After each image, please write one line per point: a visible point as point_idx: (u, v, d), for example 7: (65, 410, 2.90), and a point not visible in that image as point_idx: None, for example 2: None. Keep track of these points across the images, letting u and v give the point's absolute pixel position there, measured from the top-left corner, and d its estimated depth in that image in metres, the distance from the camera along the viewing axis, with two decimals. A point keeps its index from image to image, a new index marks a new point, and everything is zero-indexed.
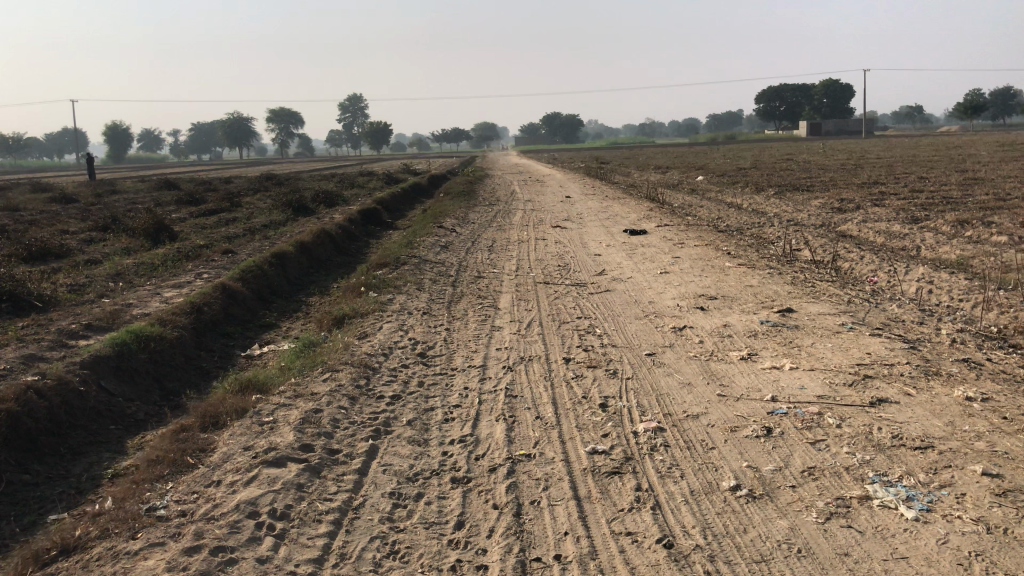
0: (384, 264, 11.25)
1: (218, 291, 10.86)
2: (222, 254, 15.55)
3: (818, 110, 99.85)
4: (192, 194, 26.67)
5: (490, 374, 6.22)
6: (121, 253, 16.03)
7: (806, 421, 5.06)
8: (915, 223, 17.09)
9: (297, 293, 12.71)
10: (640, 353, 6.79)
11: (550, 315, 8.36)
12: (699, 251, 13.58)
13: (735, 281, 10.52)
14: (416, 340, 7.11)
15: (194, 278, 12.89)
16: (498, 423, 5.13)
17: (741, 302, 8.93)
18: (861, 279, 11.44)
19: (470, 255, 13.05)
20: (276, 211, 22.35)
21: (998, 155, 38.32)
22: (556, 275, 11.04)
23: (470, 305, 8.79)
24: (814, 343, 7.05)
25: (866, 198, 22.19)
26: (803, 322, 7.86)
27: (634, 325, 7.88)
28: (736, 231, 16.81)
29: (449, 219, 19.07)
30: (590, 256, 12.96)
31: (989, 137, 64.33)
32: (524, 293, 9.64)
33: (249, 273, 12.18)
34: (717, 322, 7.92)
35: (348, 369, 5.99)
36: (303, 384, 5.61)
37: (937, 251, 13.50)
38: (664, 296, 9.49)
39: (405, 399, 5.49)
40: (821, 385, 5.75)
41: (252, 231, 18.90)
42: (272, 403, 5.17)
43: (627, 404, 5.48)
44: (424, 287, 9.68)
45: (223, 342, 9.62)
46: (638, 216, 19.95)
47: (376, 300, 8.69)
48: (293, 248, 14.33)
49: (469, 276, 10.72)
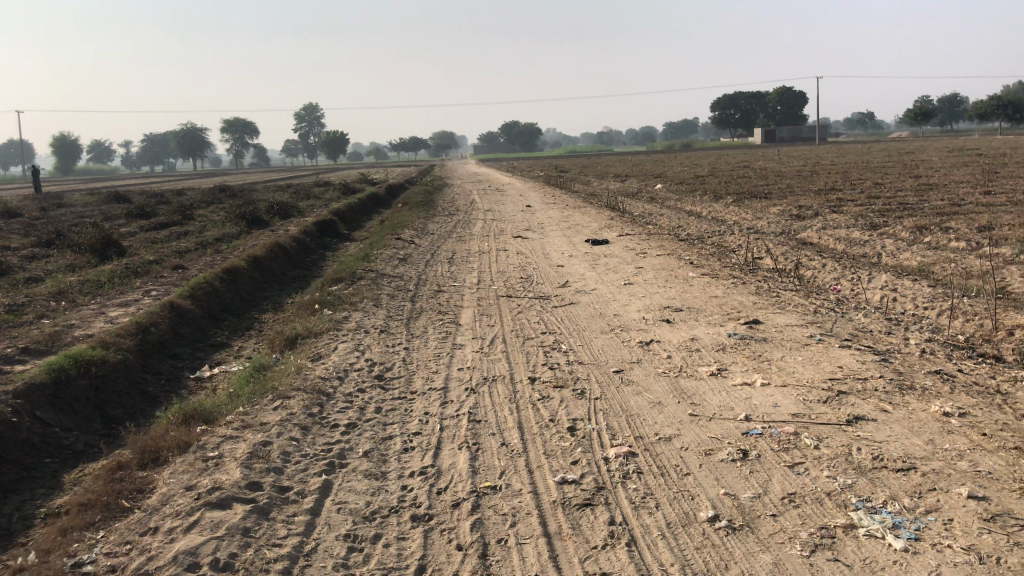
0: (340, 279, 10.91)
1: (166, 310, 10.43)
2: (172, 270, 15.06)
3: (772, 118, 101.14)
4: (143, 207, 26.01)
5: (452, 396, 5.93)
6: (66, 270, 15.47)
7: (783, 442, 4.84)
8: (873, 230, 17.16)
9: (250, 309, 12.32)
10: (607, 371, 6.54)
11: (513, 331, 8.10)
12: (661, 260, 13.44)
13: (700, 291, 10.36)
14: (373, 361, 6.80)
15: (142, 296, 12.43)
16: (461, 451, 4.85)
17: (707, 314, 8.75)
18: (824, 287, 11.36)
19: (430, 268, 12.76)
20: (230, 223, 21.84)
21: (949, 161, 38.88)
22: (518, 288, 10.79)
23: (429, 322, 8.50)
24: (784, 356, 6.86)
25: (824, 205, 22.29)
26: (771, 334, 7.69)
27: (600, 340, 7.64)
28: (697, 240, 16.72)
29: (407, 231, 18.75)
30: (552, 268, 12.73)
31: (938, 143, 65.49)
32: (485, 308, 9.37)
33: (199, 290, 11.75)
34: (685, 336, 7.72)
35: (300, 396, 5.67)
36: (252, 413, 5.28)
37: (898, 258, 13.50)
38: (629, 308, 9.28)
39: (362, 427, 5.19)
40: (795, 403, 5.55)
41: (205, 245, 18.40)
42: (218, 435, 4.84)
43: (596, 427, 5.23)
44: (382, 303, 9.37)
45: (171, 363, 9.21)
46: (599, 225, 19.79)
47: (332, 318, 8.36)
48: (246, 263, 13.91)
49: (429, 291, 10.42)
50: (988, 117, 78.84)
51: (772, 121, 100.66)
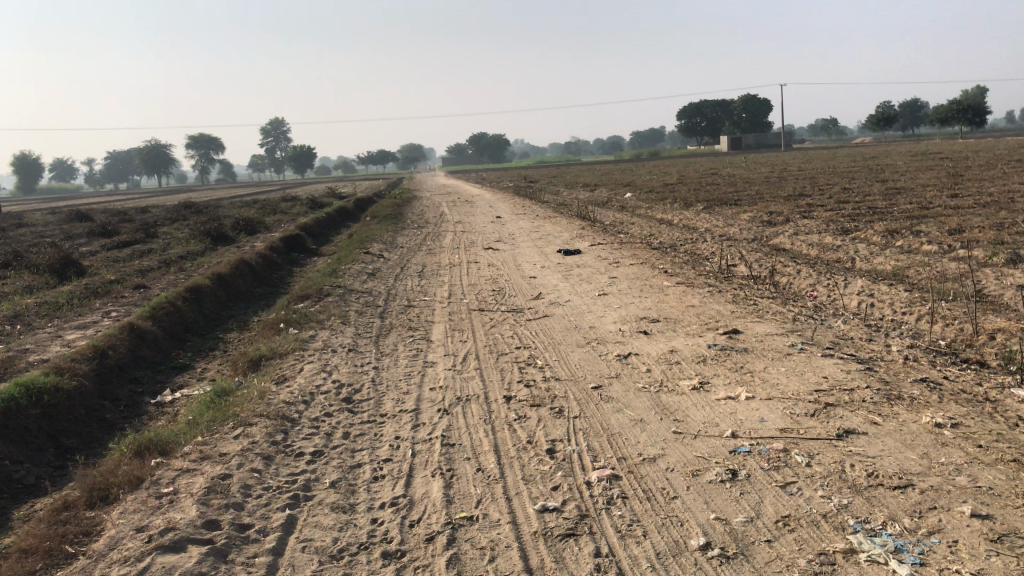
0: (307, 296, 10.58)
1: (126, 332, 10.03)
2: (134, 290, 14.63)
3: (738, 126, 101.95)
4: (105, 225, 25.44)
5: (424, 419, 5.64)
6: (23, 291, 14.97)
7: (772, 460, 4.62)
8: (844, 235, 17.13)
9: (215, 329, 11.94)
10: (585, 387, 6.30)
11: (486, 346, 7.84)
12: (635, 270, 13.26)
13: (676, 300, 10.17)
14: (340, 383, 6.49)
15: (101, 318, 11.99)
16: (435, 479, 4.57)
17: (685, 324, 8.55)
18: (801, 294, 11.24)
19: (399, 282, 12.46)
20: (195, 240, 21.39)
21: (913, 164, 39.25)
22: (490, 301, 10.54)
23: (400, 339, 8.21)
24: (766, 368, 6.66)
25: (794, 211, 22.28)
26: (752, 344, 7.50)
27: (577, 354, 7.40)
28: (670, 248, 16.60)
29: (376, 244, 18.46)
30: (524, 279, 12.50)
31: (901, 147, 66.32)
32: (457, 322, 9.11)
33: (160, 310, 11.35)
34: (664, 347, 7.51)
35: (263, 422, 5.35)
36: (210, 443, 4.95)
37: (872, 263, 13.44)
38: (605, 319, 9.06)
39: (329, 455, 4.88)
40: (782, 417, 5.34)
41: (168, 263, 17.96)
42: (173, 468, 4.50)
43: (576, 448, 4.98)
44: (350, 320, 9.06)
45: (130, 388, 8.82)
46: (570, 235, 19.62)
47: (297, 338, 8.03)
48: (209, 281, 13.53)
49: (399, 306, 10.14)
50: (948, 121, 80.01)
51: (738, 129, 101.50)
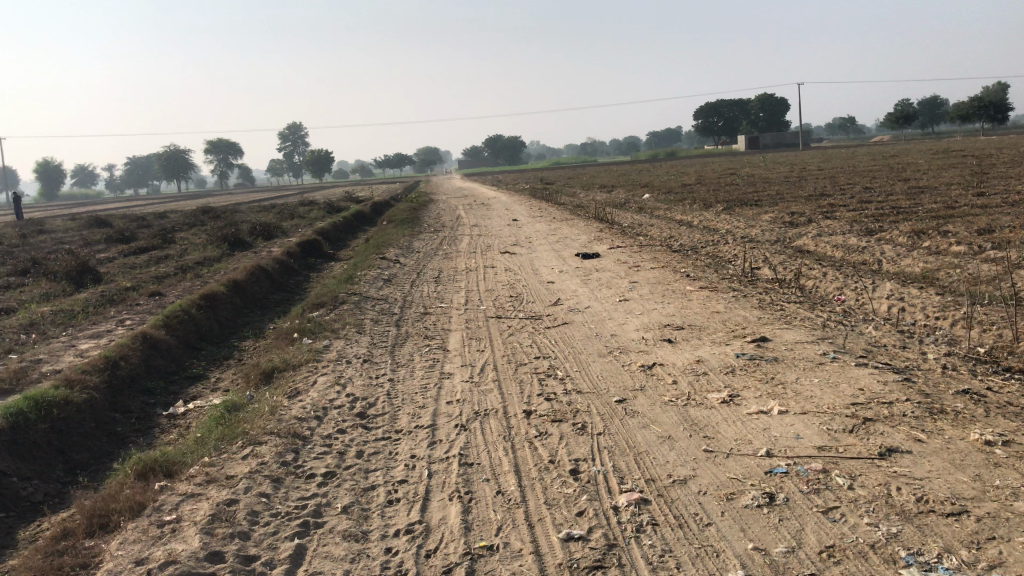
0: (321, 304, 10.37)
1: (138, 342, 9.84)
2: (148, 298, 14.48)
3: (756, 125, 101.23)
4: (122, 231, 25.40)
5: (441, 436, 5.38)
6: (39, 299, 14.85)
7: (812, 482, 4.33)
8: (869, 235, 16.77)
9: (230, 337, 11.75)
10: (609, 400, 6.02)
11: (505, 356, 7.58)
12: (656, 274, 12.96)
13: (700, 306, 9.88)
14: (354, 396, 6.24)
15: (115, 326, 11.82)
16: (453, 503, 4.31)
17: (710, 332, 8.26)
18: (828, 298, 10.91)
19: (415, 288, 12.23)
20: (211, 246, 21.27)
21: (935, 162, 38.71)
22: (508, 308, 10.28)
23: (416, 349, 7.97)
24: (798, 379, 6.38)
25: (816, 211, 21.91)
26: (781, 354, 7.22)
27: (599, 365, 7.12)
28: (691, 250, 16.30)
29: (392, 249, 18.26)
30: (543, 285, 12.24)
31: (922, 145, 65.55)
32: (474, 330, 8.85)
33: (174, 318, 11.17)
34: (690, 357, 7.23)
35: (273, 441, 5.10)
36: (218, 465, 4.70)
37: (900, 265, 13.09)
38: (627, 327, 8.78)
39: (342, 477, 4.63)
40: (819, 434, 5.05)
41: (184, 270, 17.82)
42: (177, 493, 4.25)
43: (602, 468, 4.71)
44: (365, 329, 8.82)
45: (142, 400, 8.61)
46: (588, 237, 19.35)
47: (311, 348, 7.80)
48: (224, 288, 13.34)
49: (415, 313, 9.91)
50: (969, 118, 78.99)
51: (756, 128, 100.80)
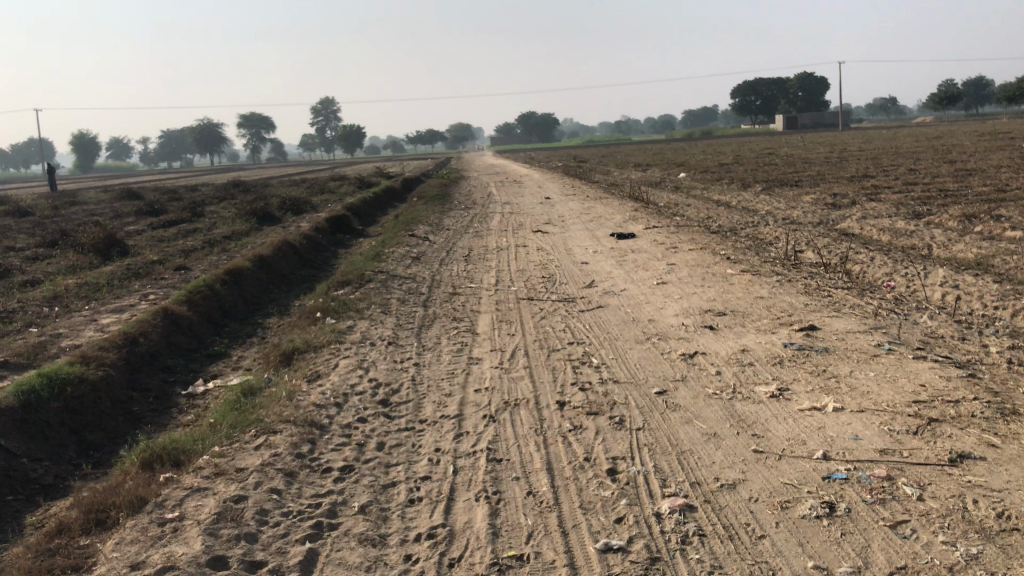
0: (347, 282, 10.04)
1: (160, 317, 9.59)
2: (175, 272, 14.26)
3: (794, 104, 99.39)
4: (153, 203, 25.31)
5: (469, 427, 5.02)
6: (67, 271, 14.70)
7: (876, 490, 3.91)
8: (916, 219, 16.11)
9: (255, 314, 11.48)
10: (648, 392, 5.64)
11: (537, 341, 7.21)
12: (694, 256, 12.50)
13: (742, 290, 9.43)
14: (377, 381, 5.90)
15: (139, 301, 11.60)
16: (479, 505, 3.95)
17: (754, 320, 7.83)
18: (877, 284, 10.40)
19: (445, 267, 11.87)
20: (241, 220, 21.08)
21: (981, 144, 37.57)
22: (540, 289, 9.90)
23: (444, 331, 7.62)
24: (852, 373, 5.93)
25: (859, 193, 21.22)
26: (832, 344, 6.77)
27: (637, 353, 6.73)
28: (729, 232, 15.78)
29: (422, 226, 17.93)
30: (576, 265, 11.84)
31: (965, 127, 63.87)
32: (505, 313, 8.49)
33: (198, 294, 10.91)
34: (734, 347, 6.81)
35: (289, 430, 4.77)
36: (228, 455, 4.39)
37: (951, 250, 12.51)
38: (665, 312, 8.36)
39: (360, 472, 4.29)
40: (879, 434, 4.62)
41: (212, 244, 17.62)
42: (182, 487, 3.94)
43: (642, 469, 4.32)
44: (391, 309, 8.48)
45: (162, 378, 8.35)
46: (623, 217, 18.88)
47: (334, 329, 7.47)
48: (250, 263, 13.09)
49: (444, 294, 9.55)
50: (1015, 100, 76.77)
51: (794, 108, 99.02)
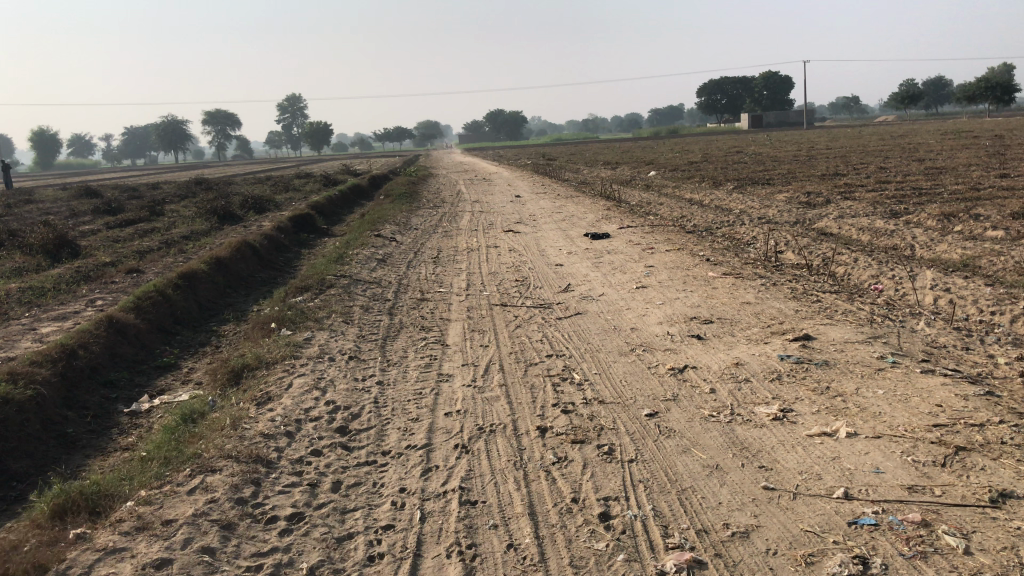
0: (307, 288, 9.36)
1: (104, 326, 8.84)
2: (126, 275, 13.47)
3: (760, 102, 99.73)
4: (109, 202, 24.34)
5: (438, 460, 4.41)
6: (11, 275, 13.83)
7: (914, 539, 3.36)
8: (895, 218, 15.77)
9: (209, 321, 10.77)
10: (637, 415, 5.07)
11: (512, 354, 6.61)
12: (673, 257, 12.01)
13: (727, 295, 8.92)
14: (335, 403, 5.27)
15: (84, 307, 10.83)
16: (451, 563, 3.35)
17: (743, 328, 7.30)
18: (864, 287, 9.94)
19: (412, 270, 11.24)
20: (199, 219, 20.25)
21: (947, 142, 37.65)
22: (514, 293, 9.32)
23: (411, 343, 7.00)
24: (859, 391, 5.41)
25: (833, 191, 20.90)
26: (832, 357, 6.24)
27: (622, 367, 6.16)
28: (705, 231, 15.33)
29: (388, 226, 17.26)
30: (550, 267, 11.28)
31: (929, 125, 64.26)
32: (476, 320, 7.90)
33: (147, 300, 10.16)
34: (727, 359, 6.27)
35: (230, 468, 4.13)
36: (156, 501, 3.75)
37: (934, 251, 12.12)
38: (648, 320, 7.80)
39: (311, 521, 3.67)
40: (905, 467, 4.07)
41: (168, 245, 16.79)
42: (93, 549, 3.30)
43: (640, 513, 3.74)
44: (354, 318, 7.84)
45: (103, 395, 7.60)
46: (595, 215, 18.38)
47: (289, 342, 6.80)
48: (205, 266, 12.35)
49: (411, 300, 8.94)
50: (975, 99, 77.49)
51: (760, 106, 99.45)
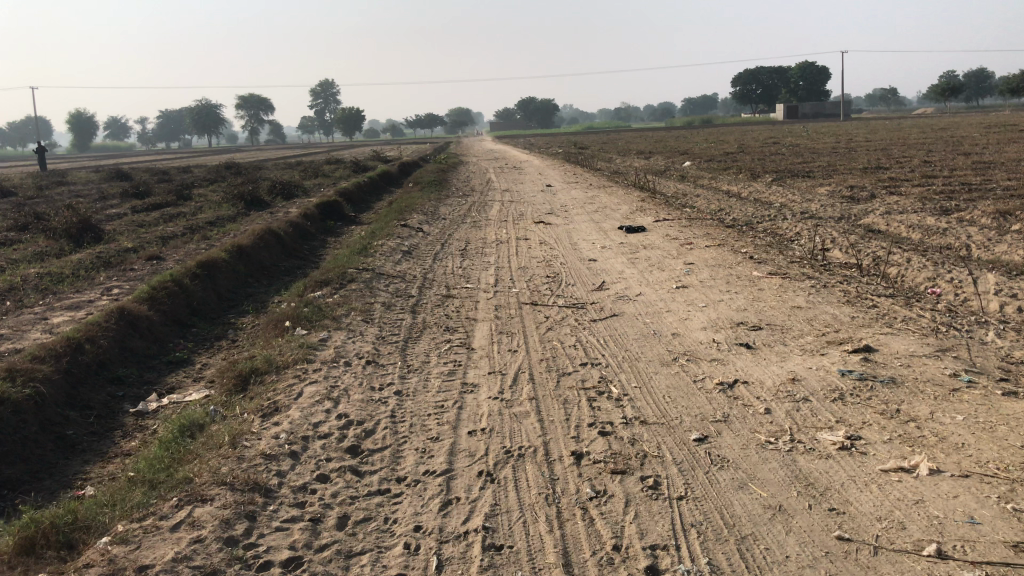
0: (327, 281, 8.87)
1: (116, 318, 8.39)
2: (146, 262, 13.09)
3: (796, 93, 97.98)
4: (137, 185, 24.06)
5: (460, 491, 3.89)
6: (32, 259, 13.49)
7: None
8: (946, 215, 14.97)
9: (227, 312, 10.33)
10: (686, 440, 4.50)
11: (543, 361, 6.06)
12: (713, 254, 11.39)
13: (774, 297, 8.31)
14: (347, 417, 4.75)
15: (100, 296, 10.43)
16: None
17: (796, 336, 6.69)
18: (921, 291, 9.27)
19: (439, 264, 10.72)
20: (226, 205, 19.89)
21: (993, 136, 36.39)
22: (545, 291, 8.76)
23: (435, 346, 6.47)
24: (935, 416, 4.80)
25: (878, 185, 20.08)
26: (900, 374, 5.62)
27: (665, 380, 5.59)
28: (746, 226, 14.66)
29: (416, 215, 16.78)
30: (584, 262, 10.70)
31: (970, 118, 62.61)
32: (505, 321, 7.37)
33: (162, 290, 9.71)
34: (782, 374, 5.67)
35: (223, 498, 3.63)
36: (134, 540, 3.26)
37: (993, 251, 11.38)
38: (691, 324, 7.21)
39: (310, 569, 3.15)
40: (1007, 519, 3.46)
41: (192, 231, 16.42)
42: None
43: (693, 568, 3.20)
44: (375, 317, 7.33)
45: (109, 393, 7.14)
46: (630, 207, 17.78)
47: (303, 343, 6.30)
48: (226, 254, 11.92)
49: (436, 296, 8.42)
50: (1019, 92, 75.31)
51: (796, 97, 97.71)
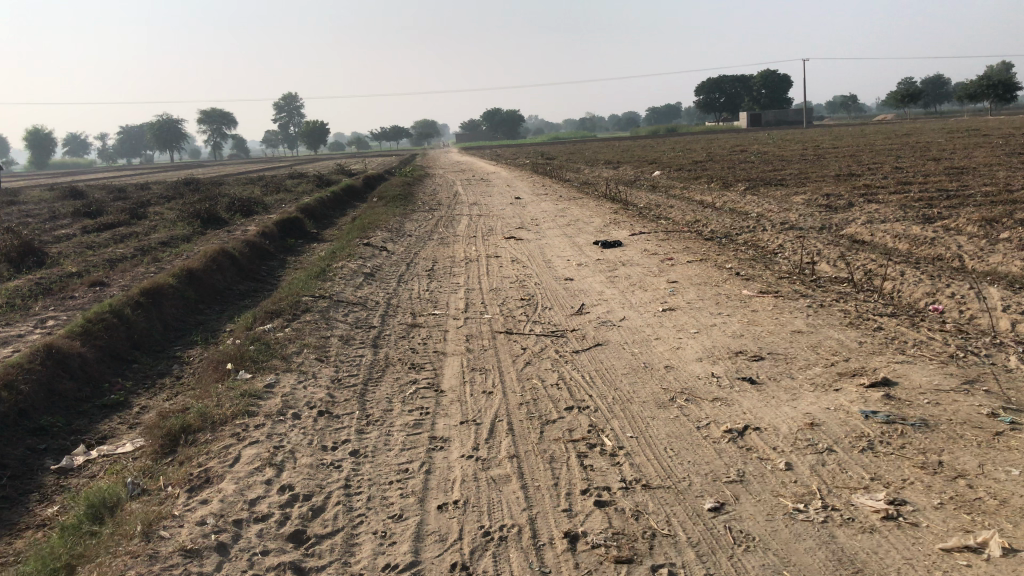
0: (279, 312, 8.05)
1: (42, 357, 7.47)
2: (88, 288, 12.14)
3: (759, 101, 98.46)
4: (89, 204, 22.94)
5: None
6: None
7: None
8: (929, 224, 14.46)
9: (173, 343, 9.45)
10: (700, 511, 3.74)
11: (523, 406, 5.29)
12: (697, 270, 10.72)
13: (771, 320, 7.60)
14: (290, 492, 3.95)
15: (32, 329, 9.50)
16: None
17: (804, 369, 5.98)
18: (921, 309, 8.62)
19: (404, 287, 9.93)
20: (181, 223, 18.91)
21: (957, 143, 36.27)
22: (521, 316, 8.00)
23: (397, 389, 5.67)
24: (987, 470, 4.08)
25: (854, 192, 19.60)
26: (931, 415, 4.91)
27: (665, 429, 4.83)
28: (725, 238, 14.03)
29: (380, 232, 15.96)
30: (560, 282, 9.96)
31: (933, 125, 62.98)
32: (477, 354, 6.59)
33: (100, 322, 8.81)
34: (797, 419, 4.93)
35: None
36: None
37: (988, 262, 10.81)
38: (685, 355, 6.47)
39: None
40: None
41: (142, 252, 15.44)
42: None
43: None
44: (331, 354, 6.52)
45: (27, 446, 6.24)
46: (603, 220, 17.10)
47: (246, 390, 5.48)
48: (174, 279, 11.02)
49: (401, 326, 7.62)
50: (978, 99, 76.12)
51: (759, 105, 98.15)
